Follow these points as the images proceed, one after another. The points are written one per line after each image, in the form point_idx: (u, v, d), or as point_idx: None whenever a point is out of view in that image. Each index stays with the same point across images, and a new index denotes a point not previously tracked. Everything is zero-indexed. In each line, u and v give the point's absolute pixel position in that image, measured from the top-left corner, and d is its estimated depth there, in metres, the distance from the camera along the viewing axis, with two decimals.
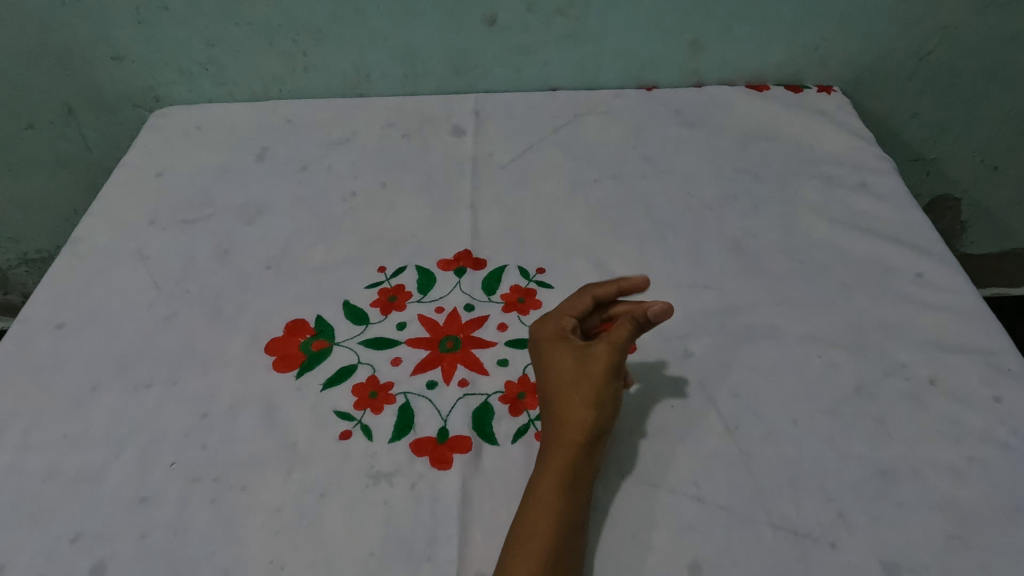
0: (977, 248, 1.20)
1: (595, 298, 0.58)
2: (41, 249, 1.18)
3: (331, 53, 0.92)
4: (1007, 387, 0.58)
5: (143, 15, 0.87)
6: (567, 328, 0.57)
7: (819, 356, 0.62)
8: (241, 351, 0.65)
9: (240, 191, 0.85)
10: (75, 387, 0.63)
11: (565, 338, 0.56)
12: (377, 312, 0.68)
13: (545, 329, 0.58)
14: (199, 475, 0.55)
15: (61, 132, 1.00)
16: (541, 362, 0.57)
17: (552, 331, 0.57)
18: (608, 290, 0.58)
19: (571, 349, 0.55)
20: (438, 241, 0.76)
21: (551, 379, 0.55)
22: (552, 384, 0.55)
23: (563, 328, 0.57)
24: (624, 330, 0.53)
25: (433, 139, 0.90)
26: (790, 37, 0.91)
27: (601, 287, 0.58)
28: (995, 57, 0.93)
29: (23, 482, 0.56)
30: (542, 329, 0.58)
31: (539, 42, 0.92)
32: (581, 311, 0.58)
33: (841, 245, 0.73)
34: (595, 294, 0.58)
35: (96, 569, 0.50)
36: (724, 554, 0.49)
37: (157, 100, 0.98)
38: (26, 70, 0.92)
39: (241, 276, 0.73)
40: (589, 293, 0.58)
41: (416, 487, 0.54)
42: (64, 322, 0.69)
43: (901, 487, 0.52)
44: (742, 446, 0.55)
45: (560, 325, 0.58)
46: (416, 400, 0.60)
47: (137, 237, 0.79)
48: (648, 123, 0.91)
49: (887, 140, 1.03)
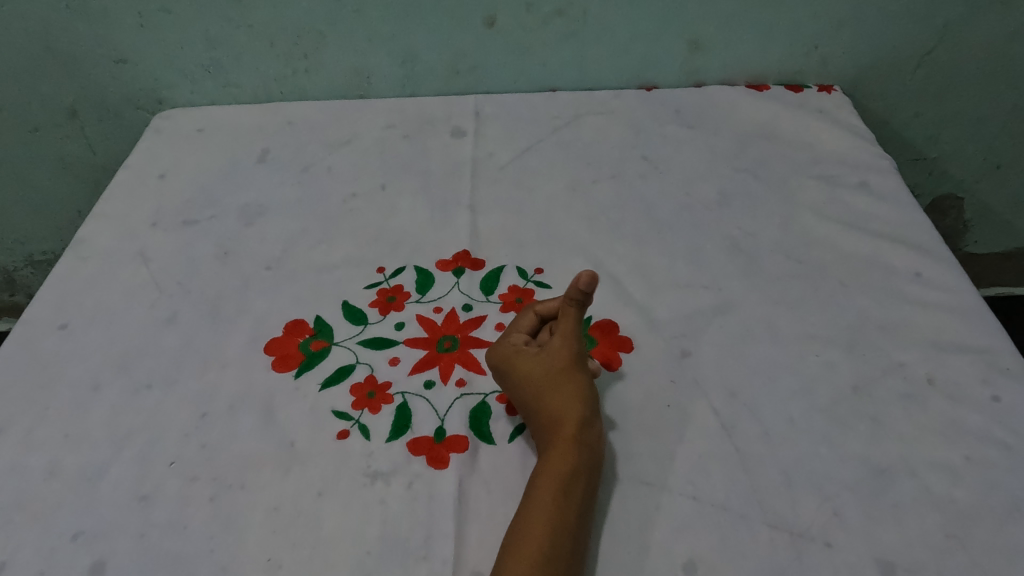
0: (980, 247, 1.20)
1: (538, 314, 0.60)
2: (46, 250, 1.19)
3: (331, 55, 0.93)
4: (1005, 387, 0.58)
5: (144, 18, 0.88)
6: (520, 342, 0.58)
7: (816, 356, 0.62)
8: (241, 351, 0.66)
9: (242, 191, 0.85)
10: (76, 387, 0.63)
11: (522, 350, 0.57)
12: (375, 312, 0.69)
13: (501, 350, 0.58)
14: (198, 475, 0.56)
15: (66, 133, 1.01)
16: (506, 380, 0.57)
17: (507, 349, 0.58)
18: (549, 304, 0.60)
19: (534, 356, 0.56)
20: (436, 241, 0.76)
21: (525, 389, 0.55)
22: (529, 392, 0.55)
23: (516, 342, 0.58)
24: (572, 317, 0.56)
25: (433, 140, 0.91)
26: (790, 37, 0.91)
27: (542, 304, 0.60)
28: (995, 56, 0.92)
29: (24, 481, 0.56)
30: (497, 348, 0.59)
31: (539, 43, 0.92)
32: (527, 327, 0.60)
33: (839, 244, 0.72)
34: (538, 310, 0.60)
35: (95, 567, 0.51)
36: (720, 554, 0.49)
37: (160, 103, 0.99)
38: (30, 73, 0.93)
39: (241, 277, 0.74)
40: (531, 310, 0.61)
41: (412, 486, 0.54)
42: (67, 322, 0.70)
43: (898, 487, 0.52)
44: (739, 445, 0.55)
45: (512, 342, 0.59)
46: (414, 400, 0.60)
47: (139, 238, 0.79)
48: (647, 123, 0.91)
49: (887, 139, 1.03)
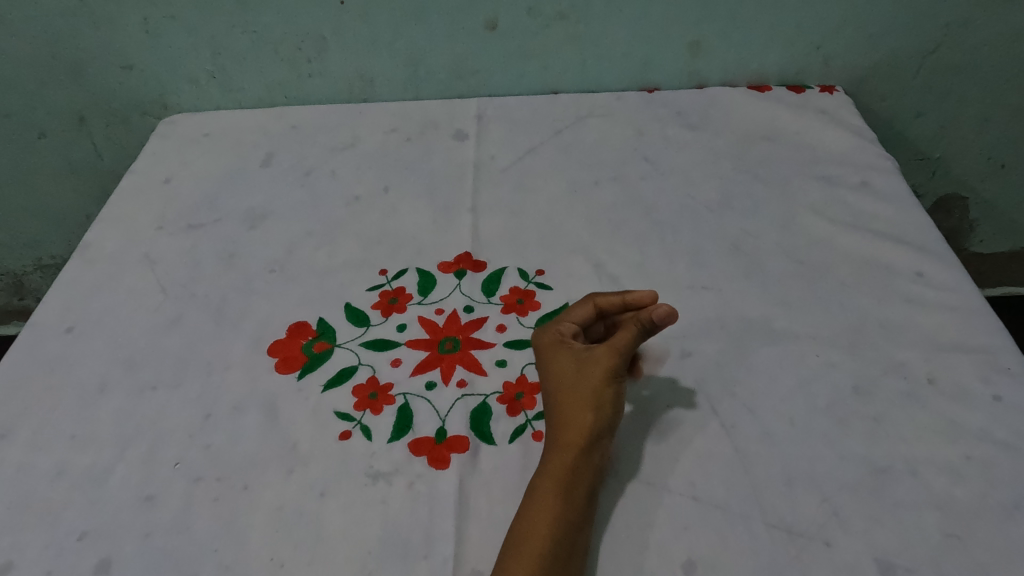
0: (985, 247, 1.19)
1: (597, 307, 0.59)
2: (55, 254, 1.20)
3: (336, 59, 0.93)
4: (1006, 386, 0.58)
5: (151, 25, 0.89)
6: (567, 333, 0.58)
7: (816, 355, 0.62)
8: (245, 353, 0.66)
9: (246, 196, 0.86)
10: (84, 389, 0.64)
11: (565, 343, 0.57)
12: (377, 314, 0.69)
13: (546, 335, 0.59)
14: (203, 475, 0.56)
15: (72, 139, 1.02)
16: (541, 365, 0.58)
17: (552, 337, 0.58)
18: (611, 301, 0.58)
19: (570, 351, 0.56)
20: (439, 244, 0.77)
21: (551, 380, 0.56)
22: (553, 387, 0.55)
23: (564, 332, 0.58)
24: (628, 335, 0.55)
25: (435, 143, 0.91)
26: (792, 37, 0.91)
27: (604, 298, 0.59)
28: (998, 55, 0.92)
29: (33, 481, 0.57)
30: (544, 335, 0.59)
31: (541, 45, 0.92)
32: (580, 319, 0.59)
33: (840, 244, 0.73)
34: (598, 304, 0.59)
35: (102, 567, 0.51)
36: (718, 552, 0.49)
37: (166, 108, 0.99)
38: (38, 80, 0.94)
39: (245, 280, 0.74)
40: (590, 302, 0.59)
41: (414, 486, 0.55)
42: (74, 325, 0.70)
43: (896, 486, 0.52)
44: (738, 445, 0.55)
45: (560, 331, 0.58)
46: (415, 400, 0.61)
47: (144, 242, 0.80)
48: (649, 125, 0.92)
49: (891, 139, 1.02)
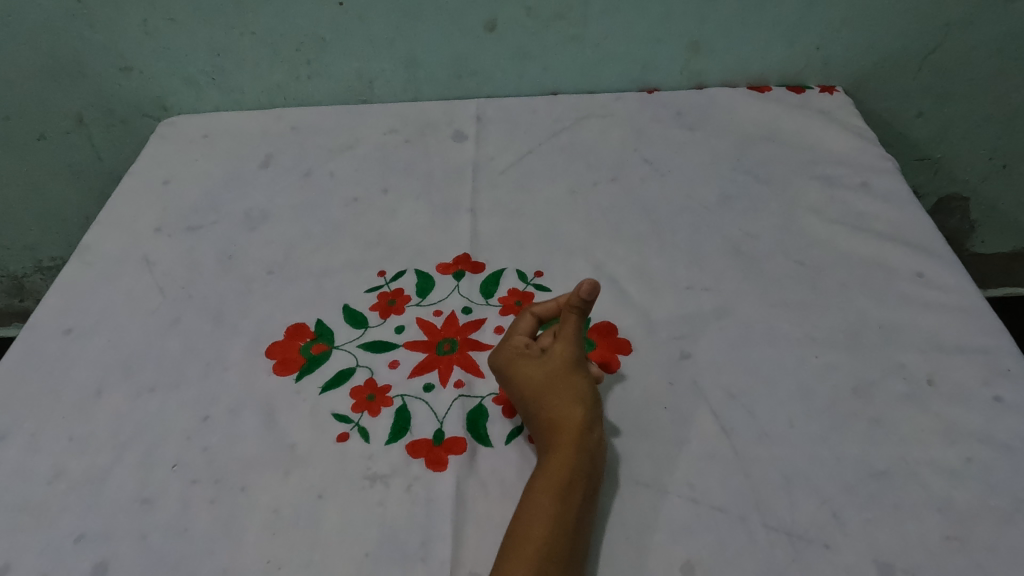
0: (986, 247, 1.19)
1: (536, 315, 0.60)
2: (55, 256, 1.20)
3: (335, 60, 0.93)
4: (1007, 387, 0.57)
5: (150, 27, 0.89)
6: (521, 347, 0.58)
7: (816, 357, 0.61)
8: (244, 355, 0.66)
9: (246, 197, 0.86)
10: (82, 391, 0.64)
11: (523, 355, 0.57)
12: (375, 316, 0.69)
13: (501, 355, 0.58)
14: (200, 477, 0.56)
15: (72, 141, 1.02)
16: (507, 382, 0.56)
17: (508, 355, 0.57)
18: (546, 305, 0.60)
19: (533, 360, 0.56)
20: (438, 245, 0.77)
21: (525, 392, 0.55)
22: (530, 397, 0.55)
23: (517, 346, 0.58)
24: (572, 323, 0.56)
25: (434, 144, 0.91)
26: (792, 38, 0.91)
27: (539, 304, 0.60)
28: (999, 55, 0.92)
29: (31, 482, 0.57)
30: (498, 355, 0.58)
31: (540, 46, 0.92)
32: (527, 330, 0.59)
33: (839, 245, 0.72)
34: (537, 312, 0.60)
35: (99, 569, 0.51)
36: (717, 554, 0.49)
37: (165, 109, 1.00)
38: (37, 82, 0.95)
39: (244, 282, 0.74)
40: (529, 312, 0.60)
41: (411, 489, 0.54)
42: (72, 327, 0.70)
43: (897, 488, 0.52)
44: (737, 447, 0.55)
45: (514, 344, 0.58)
46: (413, 402, 0.60)
47: (143, 243, 0.80)
48: (648, 125, 0.91)
49: (891, 139, 1.02)
